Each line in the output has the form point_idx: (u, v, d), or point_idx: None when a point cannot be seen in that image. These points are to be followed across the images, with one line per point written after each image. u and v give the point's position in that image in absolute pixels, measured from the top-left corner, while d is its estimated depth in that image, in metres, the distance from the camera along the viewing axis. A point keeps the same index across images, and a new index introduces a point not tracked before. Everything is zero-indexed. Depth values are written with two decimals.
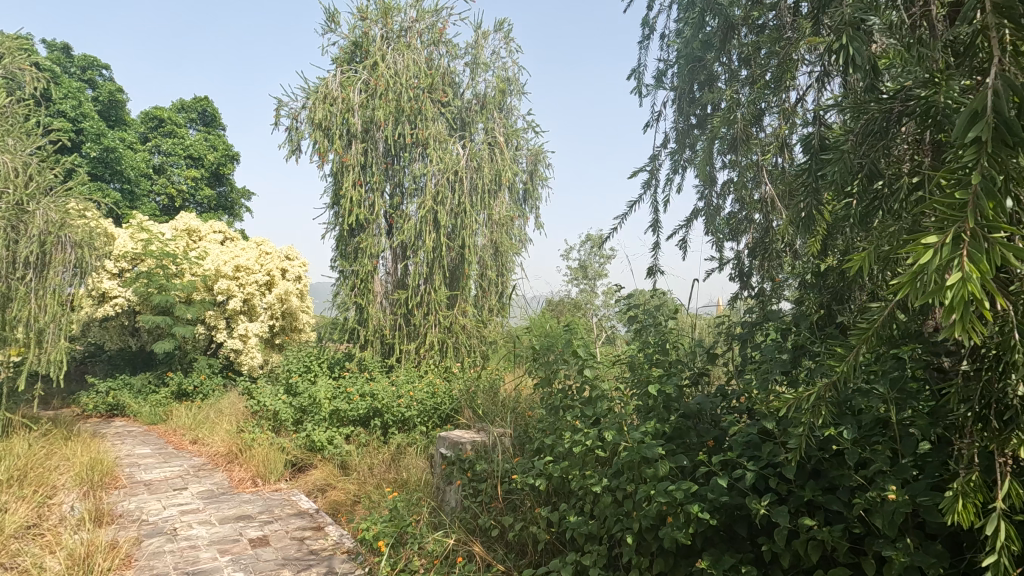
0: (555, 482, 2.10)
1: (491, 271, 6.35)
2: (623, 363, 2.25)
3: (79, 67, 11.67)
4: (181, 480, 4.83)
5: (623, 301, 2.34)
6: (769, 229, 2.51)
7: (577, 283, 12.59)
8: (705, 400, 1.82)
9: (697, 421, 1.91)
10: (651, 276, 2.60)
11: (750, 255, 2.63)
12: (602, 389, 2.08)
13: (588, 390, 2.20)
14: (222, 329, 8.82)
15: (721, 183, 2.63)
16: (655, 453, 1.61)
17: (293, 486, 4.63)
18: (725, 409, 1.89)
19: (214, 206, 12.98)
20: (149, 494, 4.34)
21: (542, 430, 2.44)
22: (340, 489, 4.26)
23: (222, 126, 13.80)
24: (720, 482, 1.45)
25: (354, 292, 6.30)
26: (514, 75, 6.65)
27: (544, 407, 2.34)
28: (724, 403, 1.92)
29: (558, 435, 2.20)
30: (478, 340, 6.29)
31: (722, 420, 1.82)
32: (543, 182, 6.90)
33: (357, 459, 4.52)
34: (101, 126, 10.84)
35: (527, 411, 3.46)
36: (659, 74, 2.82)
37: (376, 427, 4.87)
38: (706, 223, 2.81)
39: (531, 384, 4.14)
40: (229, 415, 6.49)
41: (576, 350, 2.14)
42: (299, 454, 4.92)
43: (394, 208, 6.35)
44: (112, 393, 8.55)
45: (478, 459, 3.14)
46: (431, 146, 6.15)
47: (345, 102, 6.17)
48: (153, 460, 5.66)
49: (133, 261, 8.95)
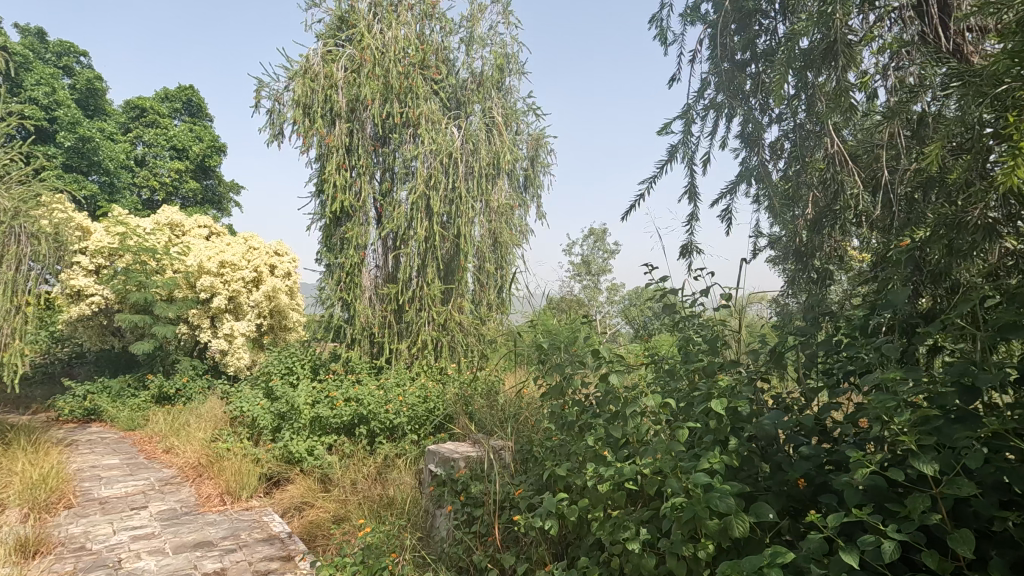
0: (572, 525, 1.58)
1: (490, 263, 5.83)
2: (656, 366, 1.74)
3: (55, 54, 11.13)
4: (143, 497, 4.31)
5: (653, 287, 1.84)
6: (840, 194, 1.99)
7: (580, 279, 12.06)
8: (785, 418, 1.31)
9: (765, 448, 1.41)
10: (684, 256, 2.06)
11: (811, 228, 2.09)
12: (635, 402, 1.55)
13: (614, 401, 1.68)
14: (205, 328, 8.28)
15: (775, 137, 2.13)
16: (727, 504, 1.10)
17: (267, 504, 4.11)
18: (799, 427, 1.42)
19: (200, 200, 12.45)
20: (101, 516, 3.82)
21: (552, 451, 1.93)
22: (318, 509, 3.74)
23: (208, 117, 13.26)
24: (842, 558, 0.94)
25: (340, 287, 5.76)
26: (513, 51, 6.11)
27: (556, 423, 1.82)
28: (805, 422, 1.40)
29: (575, 461, 1.69)
30: (475, 338, 5.78)
31: (806, 448, 1.31)
32: (544, 169, 6.39)
33: (339, 472, 4.01)
34: (76, 114, 10.32)
35: (532, 420, 2.94)
36: (691, 10, 2.30)
37: (362, 436, 4.35)
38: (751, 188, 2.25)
39: (534, 386, 3.61)
40: (206, 420, 5.97)
41: (598, 351, 1.65)
42: (274, 468, 4.37)
43: (383, 195, 5.82)
44: (89, 397, 8.02)
45: (472, 479, 2.66)
46: (424, 125, 5.61)
47: (328, 78, 5.61)
48: (119, 472, 5.14)
49: (110, 256, 8.42)
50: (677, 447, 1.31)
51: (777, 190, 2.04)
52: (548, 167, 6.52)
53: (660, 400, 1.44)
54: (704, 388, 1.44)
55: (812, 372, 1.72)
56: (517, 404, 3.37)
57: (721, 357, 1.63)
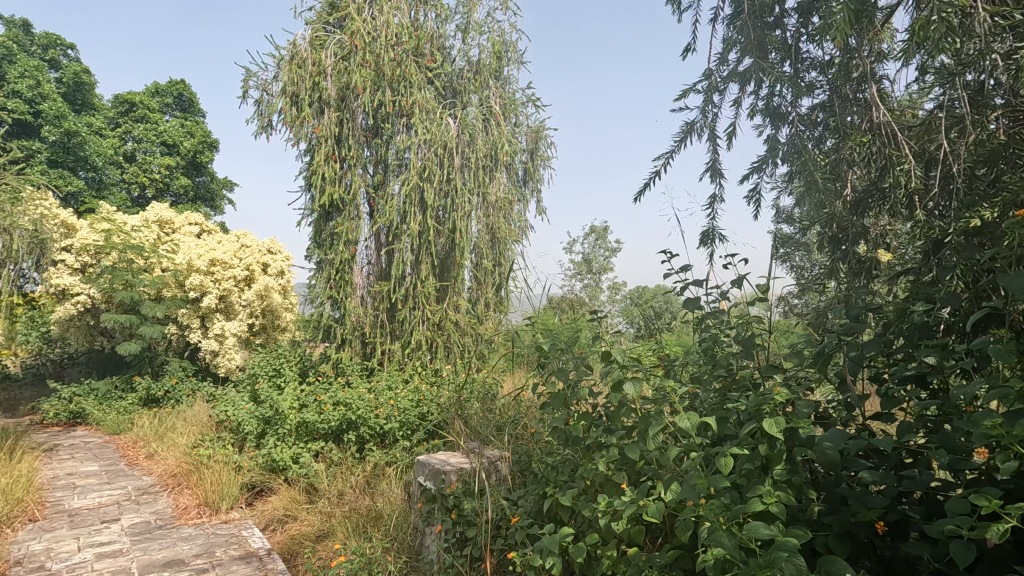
0: (578, 566, 1.32)
1: (487, 260, 5.55)
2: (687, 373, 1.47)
3: (41, 47, 10.95)
4: (117, 508, 4.05)
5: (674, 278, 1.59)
6: (887, 169, 1.72)
7: (581, 278, 11.78)
8: (860, 446, 1.08)
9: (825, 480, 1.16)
10: (705, 243, 1.86)
11: (857, 208, 1.82)
12: (659, 417, 1.28)
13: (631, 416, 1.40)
14: (196, 329, 7.96)
15: (809, 105, 1.88)
16: None
17: (247, 516, 3.82)
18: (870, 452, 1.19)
19: (192, 198, 12.23)
20: (67, 531, 3.56)
21: (555, 472, 1.67)
22: (302, 522, 3.48)
23: (201, 112, 12.98)
24: None
25: (329, 284, 5.49)
26: (511, 39, 5.84)
27: (561, 439, 1.56)
28: (881, 448, 1.17)
29: (581, 485, 1.43)
30: (472, 339, 5.52)
31: (883, 484, 1.06)
32: (544, 163, 6.13)
33: (326, 482, 3.74)
34: (62, 108, 10.15)
35: (531, 427, 2.68)
36: None
37: (350, 442, 4.08)
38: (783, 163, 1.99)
39: (533, 391, 3.34)
40: (192, 425, 5.69)
41: (610, 354, 1.38)
42: (257, 477, 4.09)
43: (375, 187, 5.54)
44: (74, 400, 7.70)
45: (464, 495, 2.41)
46: (418, 115, 5.34)
47: (317, 65, 5.34)
48: (96, 480, 4.86)
49: (96, 254, 8.26)
50: (720, 477, 1.06)
51: (814, 166, 1.78)
52: (548, 161, 6.26)
53: (697, 416, 1.16)
54: (750, 403, 1.18)
55: (859, 375, 1.46)
56: (515, 408, 3.11)
57: (759, 363, 1.36)
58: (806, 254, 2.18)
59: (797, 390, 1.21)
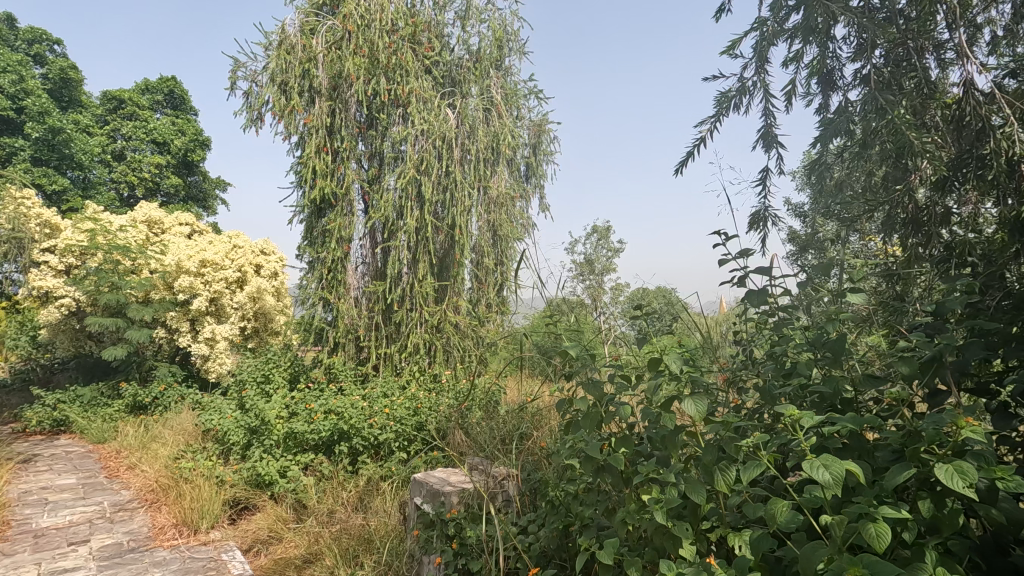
0: None
1: (488, 258, 5.24)
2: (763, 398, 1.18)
3: (26, 41, 10.73)
4: (88, 528, 3.71)
5: (749, 292, 1.27)
6: (984, 132, 1.45)
7: (584, 279, 11.40)
8: None
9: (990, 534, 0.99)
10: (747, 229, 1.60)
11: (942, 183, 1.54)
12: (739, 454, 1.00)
13: (690, 445, 1.12)
14: (185, 332, 7.61)
15: (879, 61, 1.62)
16: None
17: (228, 536, 3.49)
18: None
19: (183, 197, 11.93)
20: (27, 556, 3.24)
21: (586, 509, 1.37)
22: (288, 544, 3.16)
23: (193, 110, 12.69)
24: None
25: (321, 284, 5.19)
26: (513, 26, 5.55)
27: (591, 470, 1.26)
28: None
29: (621, 534, 1.14)
30: (473, 342, 5.19)
31: None
32: (547, 157, 5.84)
33: (315, 498, 3.42)
34: (46, 103, 9.89)
35: (543, 443, 2.40)
36: None
37: (342, 455, 3.77)
38: (844, 129, 1.73)
39: (543, 401, 3.04)
40: (176, 434, 5.35)
41: (667, 365, 1.09)
42: (242, 492, 3.76)
43: (371, 182, 5.23)
44: (58, 407, 7.34)
45: (469, 521, 2.11)
46: (415, 105, 5.04)
47: (306, 51, 5.04)
48: (69, 496, 4.51)
49: (80, 255, 7.89)
50: (884, 566, 0.82)
51: (893, 127, 1.50)
52: (551, 155, 5.96)
53: (837, 465, 0.86)
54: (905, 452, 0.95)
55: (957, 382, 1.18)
56: (523, 418, 2.80)
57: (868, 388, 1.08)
58: (863, 242, 1.95)
59: (954, 419, 0.93)
